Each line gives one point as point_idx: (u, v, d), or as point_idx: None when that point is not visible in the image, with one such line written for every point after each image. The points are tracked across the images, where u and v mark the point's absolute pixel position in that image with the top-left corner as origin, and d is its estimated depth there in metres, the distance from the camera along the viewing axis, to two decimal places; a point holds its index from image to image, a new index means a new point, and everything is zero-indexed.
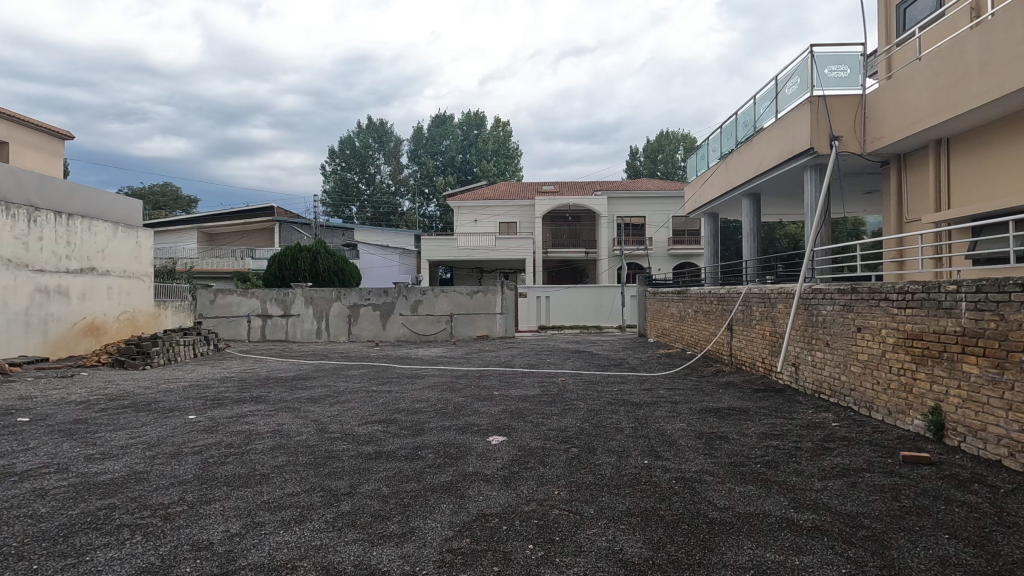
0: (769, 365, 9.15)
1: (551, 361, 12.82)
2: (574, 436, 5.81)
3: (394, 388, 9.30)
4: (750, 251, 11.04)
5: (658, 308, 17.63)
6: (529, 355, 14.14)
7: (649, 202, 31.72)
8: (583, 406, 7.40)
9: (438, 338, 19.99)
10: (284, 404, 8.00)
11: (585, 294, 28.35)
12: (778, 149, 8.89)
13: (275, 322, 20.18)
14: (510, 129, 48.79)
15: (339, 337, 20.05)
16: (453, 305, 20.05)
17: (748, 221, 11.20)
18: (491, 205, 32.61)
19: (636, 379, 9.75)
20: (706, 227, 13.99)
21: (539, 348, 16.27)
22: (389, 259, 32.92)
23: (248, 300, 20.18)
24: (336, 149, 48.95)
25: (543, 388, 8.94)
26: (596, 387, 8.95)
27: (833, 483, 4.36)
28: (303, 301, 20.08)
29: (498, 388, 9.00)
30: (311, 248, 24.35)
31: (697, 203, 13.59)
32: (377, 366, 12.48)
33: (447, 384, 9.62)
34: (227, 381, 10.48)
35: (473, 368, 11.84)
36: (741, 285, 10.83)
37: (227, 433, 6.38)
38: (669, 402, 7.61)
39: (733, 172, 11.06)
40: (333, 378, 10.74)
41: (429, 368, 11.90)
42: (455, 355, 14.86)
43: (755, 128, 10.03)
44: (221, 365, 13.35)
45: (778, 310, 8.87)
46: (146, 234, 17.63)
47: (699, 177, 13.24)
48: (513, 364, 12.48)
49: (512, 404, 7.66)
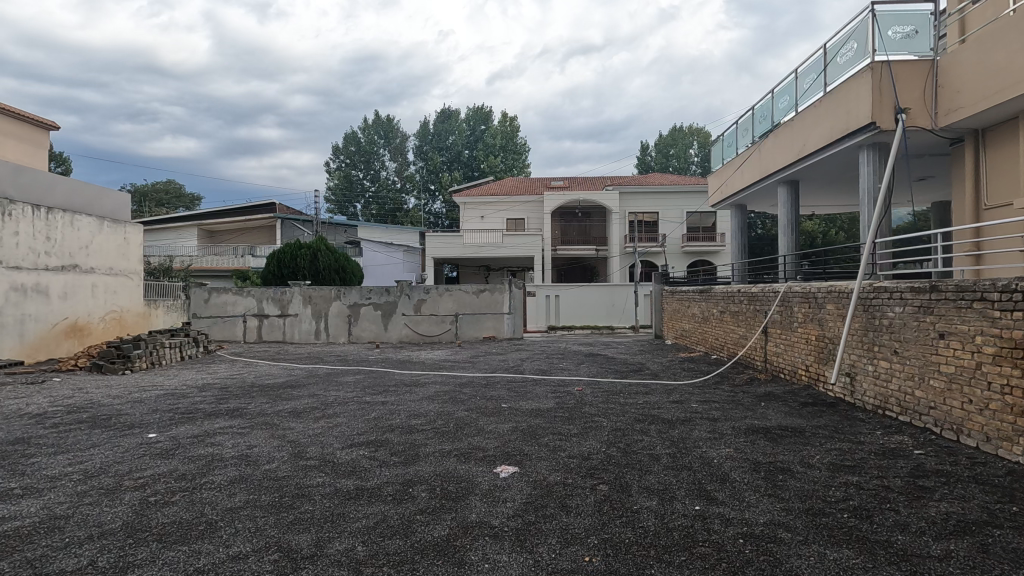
0: (814, 375, 8.04)
1: (565, 367, 11.74)
2: (601, 467, 4.75)
3: (389, 399, 8.27)
4: (787, 245, 9.88)
5: (677, 308, 16.51)
6: (541, 359, 13.06)
7: (662, 197, 30.55)
8: (606, 424, 6.32)
9: (443, 340, 18.98)
10: (261, 420, 6.98)
11: (596, 293, 27.23)
12: (827, 128, 7.80)
13: (272, 323, 19.23)
14: (518, 124, 47.72)
15: (338, 338, 19.08)
16: (458, 304, 19.02)
17: (785, 210, 10.01)
18: (498, 201, 31.56)
19: (662, 390, 8.65)
20: (733, 220, 12.84)
21: (550, 350, 15.18)
22: (393, 257, 32.01)
23: (244, 299, 19.24)
24: (341, 145, 48.07)
25: (557, 400, 7.86)
26: (618, 399, 7.87)
27: (957, 547, 3.26)
28: (301, 300, 19.14)
29: (507, 400, 7.94)
30: (311, 245, 23.40)
31: (722, 194, 12.46)
32: (375, 371, 11.46)
33: (448, 395, 8.56)
34: (208, 389, 9.48)
35: (479, 375, 10.78)
36: (777, 284, 9.73)
37: (184, 459, 5.35)
38: (706, 420, 6.51)
39: (767, 159, 9.98)
40: (323, 386, 9.71)
41: (431, 374, 10.87)
42: (460, 358, 13.83)
43: (796, 105, 8.91)
44: (208, 369, 12.38)
45: (826, 312, 7.79)
46: (135, 229, 16.72)
47: (725, 166, 12.12)
48: (522, 370, 11.43)
49: (523, 421, 6.59)
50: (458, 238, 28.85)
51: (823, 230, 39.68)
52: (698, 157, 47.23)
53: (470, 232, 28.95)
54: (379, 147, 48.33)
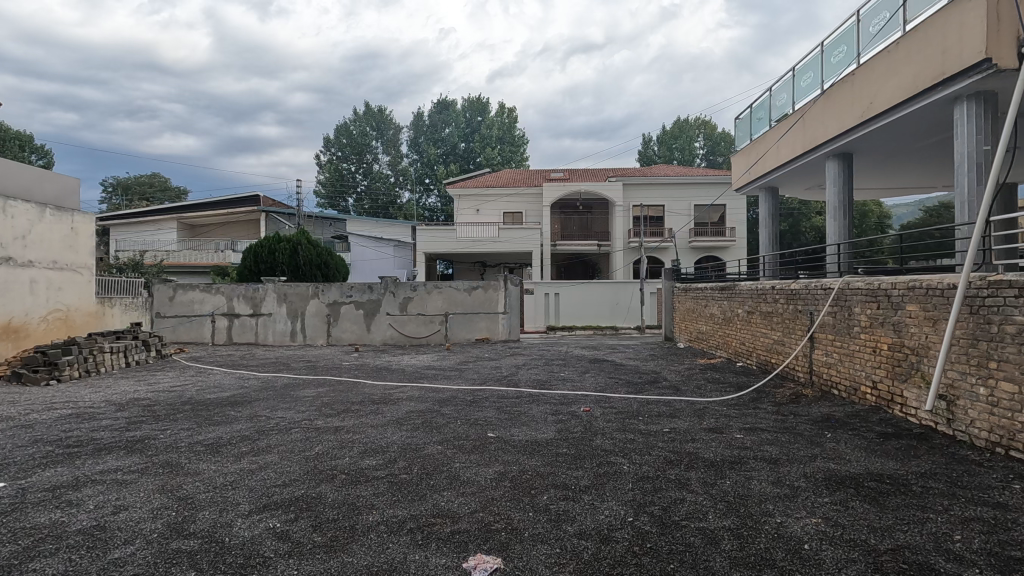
0: (886, 395, 6.33)
1: (567, 377, 9.99)
2: (634, 565, 3.00)
3: (347, 426, 6.49)
4: (838, 230, 8.14)
5: (691, 308, 14.77)
6: (539, 367, 11.31)
7: (669, 189, 28.77)
8: (629, 471, 4.58)
9: (432, 342, 17.25)
10: (164, 458, 5.19)
11: (598, 291, 25.53)
12: (910, 78, 6.06)
13: (243, 323, 17.47)
14: (516, 115, 45.93)
15: (316, 341, 17.33)
16: (448, 303, 17.26)
17: (834, 190, 8.19)
18: (495, 193, 29.77)
19: (691, 411, 6.91)
20: (763, 206, 11.06)
21: (550, 356, 13.44)
22: (382, 253, 30.32)
23: (212, 297, 17.47)
24: (332, 137, 46.12)
25: (560, 429, 6.09)
26: (637, 426, 6.13)
27: None
28: (275, 298, 17.37)
29: (495, 428, 6.17)
30: (291, 239, 21.68)
31: (750, 177, 10.73)
32: (343, 383, 9.68)
33: (423, 419, 6.80)
34: (129, 408, 7.67)
35: (465, 388, 9.03)
36: (827, 279, 7.99)
37: (7, 535, 3.59)
38: (764, 463, 4.77)
39: (809, 128, 8.37)
40: (273, 403, 7.93)
41: (409, 388, 9.11)
42: (448, 365, 12.10)
43: (858, 55, 7.16)
44: (151, 379, 10.56)
45: (906, 314, 6.05)
46: (85, 218, 14.91)
47: (756, 142, 10.38)
48: (517, 381, 9.68)
49: (515, 465, 4.81)
50: (451, 231, 27.09)
51: None
52: (704, 149, 45.54)
53: (464, 225, 27.23)
54: (371, 138, 46.36)
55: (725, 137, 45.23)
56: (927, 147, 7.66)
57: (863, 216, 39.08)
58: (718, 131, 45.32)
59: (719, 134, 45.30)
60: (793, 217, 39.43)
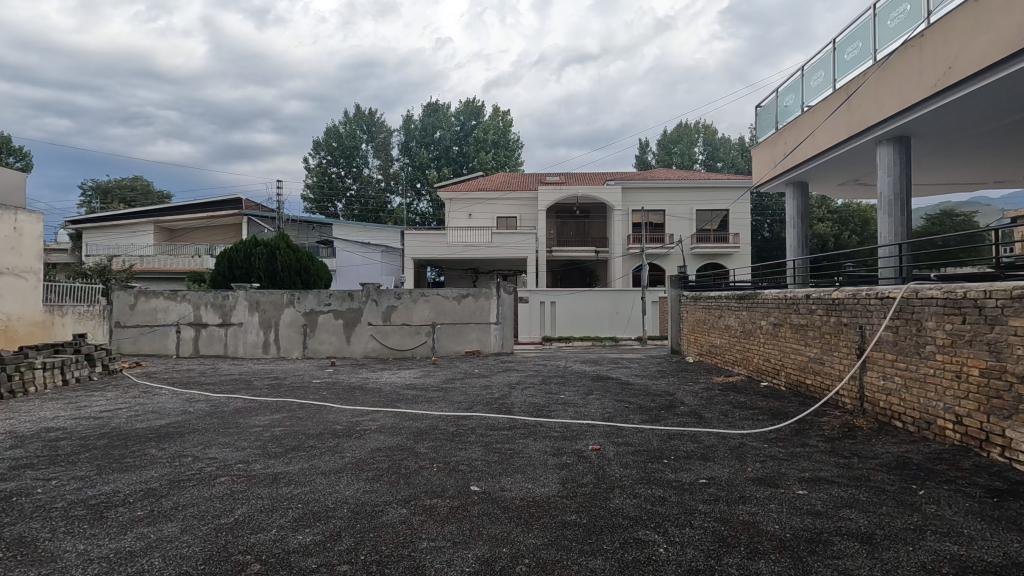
0: (979, 433, 4.97)
1: (569, 400, 8.58)
2: None
3: (290, 473, 5.04)
4: (892, 229, 6.87)
5: (702, 319, 13.44)
6: (536, 388, 9.87)
7: (671, 193, 27.54)
8: (671, 559, 3.18)
9: (418, 355, 15.83)
10: (17, 534, 3.71)
11: (596, 300, 24.24)
12: (1015, 28, 4.77)
13: (211, 333, 15.97)
14: (510, 119, 44.87)
15: (290, 354, 15.87)
16: (435, 312, 15.87)
17: (885, 181, 6.93)
18: (488, 197, 28.46)
19: (725, 450, 5.56)
20: (789, 204, 9.75)
21: (547, 372, 12.02)
22: (369, 259, 29.12)
23: (178, 305, 15.97)
24: (321, 139, 44.53)
25: (564, 480, 4.69)
26: (665, 475, 4.75)
27: None
28: (247, 306, 15.89)
29: (480, 478, 4.76)
30: (269, 243, 20.17)
31: (776, 170, 9.42)
32: (306, 409, 8.21)
33: (390, 462, 5.35)
34: (28, 444, 6.14)
35: (449, 416, 7.59)
36: (882, 286, 6.67)
37: None
38: (858, 544, 3.38)
39: (857, 108, 7.07)
40: (211, 436, 6.44)
41: (383, 415, 7.65)
42: (433, 383, 10.69)
43: (930, 13, 5.89)
44: (82, 402, 8.99)
45: (1009, 333, 4.70)
46: (31, 216, 13.26)
47: (785, 130, 9.07)
48: (510, 405, 8.22)
49: (505, 546, 3.40)
50: (442, 236, 25.71)
51: (834, 233, 37.58)
52: (702, 155, 44.69)
53: (456, 229, 25.86)
54: (362, 141, 44.87)
55: (724, 142, 44.42)
56: (1002, 124, 6.38)
57: (864, 223, 38.48)
58: (717, 136, 44.51)
59: (718, 139, 44.44)
60: None
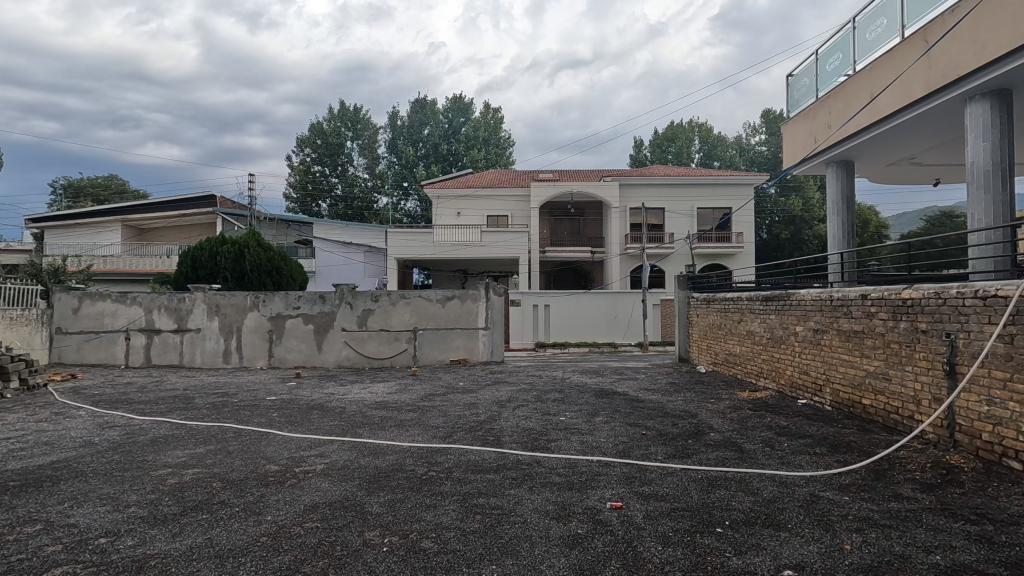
0: None
1: (571, 424, 6.97)
2: None
3: (166, 559, 3.36)
4: (991, 212, 5.46)
5: (716, 324, 11.93)
6: (530, 406, 8.24)
7: (671, 190, 26.13)
8: None
9: (397, 364, 14.20)
10: None
11: (593, 303, 22.73)
12: None
13: (165, 341, 14.22)
14: (502, 116, 43.50)
15: (254, 363, 14.18)
16: (417, 317, 14.25)
17: (981, 154, 5.51)
18: (477, 195, 26.85)
19: (798, 510, 3.99)
20: (831, 187, 8.16)
21: (543, 385, 10.40)
22: (351, 260, 27.41)
23: (127, 308, 14.22)
24: (304, 137, 42.77)
25: (578, 572, 3.09)
26: (727, 564, 3.14)
27: None
28: (205, 310, 14.19)
29: (450, 568, 3.16)
30: (236, 241, 18.43)
31: (817, 146, 7.88)
32: (242, 438, 6.52)
33: (322, 534, 3.68)
34: None
35: (420, 449, 5.94)
36: (980, 282, 5.14)
37: None
38: None
39: (944, 56, 5.55)
40: (89, 487, 4.71)
41: (335, 449, 5.96)
42: (409, 400, 9.05)
43: None
44: None
45: None
46: None
47: (830, 96, 7.54)
48: (499, 433, 6.57)
49: None
50: (428, 235, 24.10)
51: None
52: (698, 154, 43.58)
53: (444, 228, 24.26)
54: (346, 139, 43.08)
55: (720, 141, 43.30)
56: None
57: (865, 224, 37.66)
58: (714, 134, 43.38)
59: (714, 138, 43.33)
60: (795, 224, 37.71)
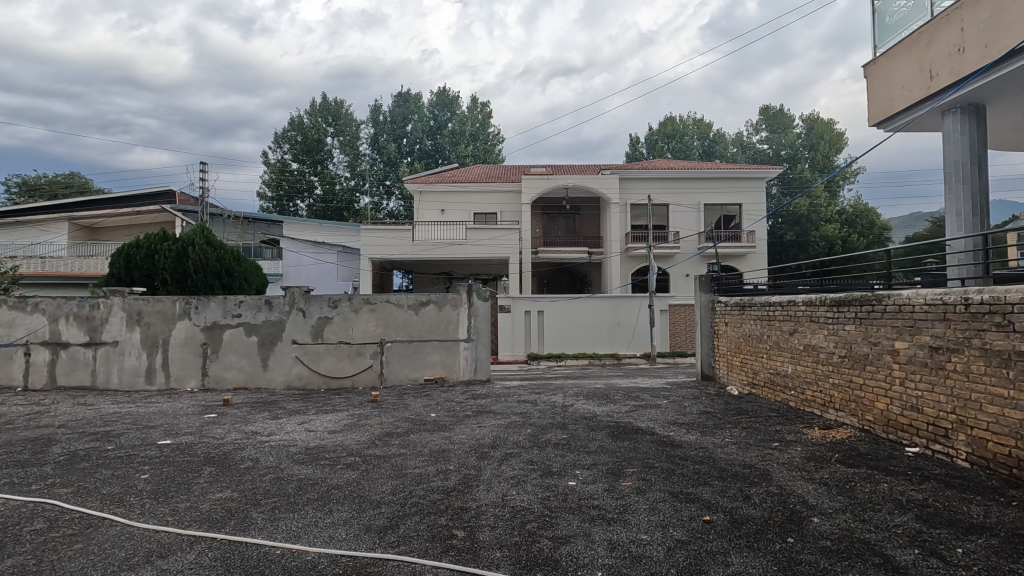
0: None
1: (588, 499, 4.48)
2: None
3: None
4: None
5: (755, 335, 9.52)
6: (523, 458, 5.75)
7: (675, 185, 23.84)
8: None
9: (360, 385, 11.67)
10: None
11: (592, 309, 20.34)
12: None
13: (73, 356, 11.58)
14: (490, 111, 41.25)
15: (184, 384, 11.57)
16: (385, 326, 11.74)
17: None
18: (462, 190, 24.37)
19: None
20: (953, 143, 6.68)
21: (541, 417, 7.91)
22: (323, 262, 24.77)
23: (27, 317, 11.56)
24: (281, 132, 40.11)
25: None
26: None
27: None
28: (124, 319, 11.57)
29: None
30: (179, 238, 15.83)
31: (937, 79, 6.41)
32: (49, 537, 3.92)
33: None
34: None
35: (334, 569, 3.37)
36: None
37: None
38: None
39: None
40: None
41: (183, 569, 3.39)
42: (356, 445, 6.52)
43: None
44: None
45: None
46: None
47: (967, 7, 6.03)
48: (474, 522, 4.03)
49: None
50: (407, 234, 21.58)
51: (843, 235, 35.05)
52: (698, 152, 41.50)
53: (425, 225, 21.74)
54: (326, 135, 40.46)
55: (719, 138, 41.31)
56: None
57: (872, 225, 35.93)
58: (713, 132, 41.48)
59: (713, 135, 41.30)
60: (800, 225, 35.67)
